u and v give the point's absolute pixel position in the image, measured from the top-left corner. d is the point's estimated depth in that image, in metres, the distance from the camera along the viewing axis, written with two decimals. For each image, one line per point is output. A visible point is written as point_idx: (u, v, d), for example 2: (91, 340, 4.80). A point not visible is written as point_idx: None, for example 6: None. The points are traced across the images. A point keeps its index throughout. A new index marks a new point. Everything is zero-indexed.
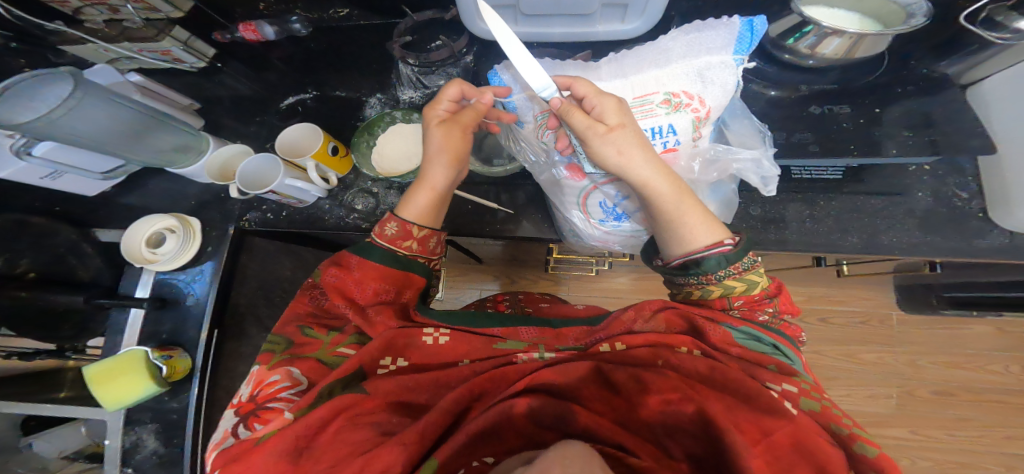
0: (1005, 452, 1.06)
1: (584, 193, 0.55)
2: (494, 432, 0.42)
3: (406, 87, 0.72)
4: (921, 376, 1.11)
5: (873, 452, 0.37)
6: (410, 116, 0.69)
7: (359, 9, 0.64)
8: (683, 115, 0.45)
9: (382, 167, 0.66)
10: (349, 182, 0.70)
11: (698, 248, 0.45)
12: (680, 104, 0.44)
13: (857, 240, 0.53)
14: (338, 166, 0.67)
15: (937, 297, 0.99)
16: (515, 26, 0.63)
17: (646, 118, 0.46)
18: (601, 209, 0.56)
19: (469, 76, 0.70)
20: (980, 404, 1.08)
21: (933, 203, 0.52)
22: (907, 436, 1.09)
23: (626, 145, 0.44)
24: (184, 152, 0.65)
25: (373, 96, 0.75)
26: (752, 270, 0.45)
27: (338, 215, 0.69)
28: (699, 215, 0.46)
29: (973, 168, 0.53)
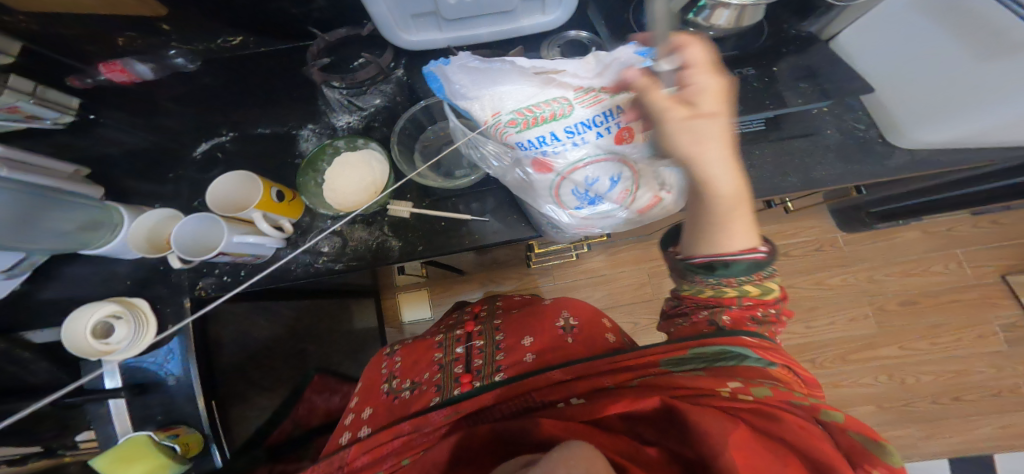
0: (974, 347, 1.18)
1: (553, 186, 0.52)
2: (465, 458, 0.45)
3: (340, 113, 0.71)
4: (881, 290, 1.22)
5: (839, 417, 0.40)
6: (354, 144, 0.68)
7: (254, 35, 0.68)
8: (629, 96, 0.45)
9: (336, 204, 0.66)
10: (305, 225, 0.69)
11: (728, 252, 0.48)
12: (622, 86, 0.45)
13: (793, 181, 0.58)
14: (289, 211, 0.65)
15: (866, 214, 1.08)
16: (441, 32, 0.65)
17: (595, 107, 0.45)
18: (573, 196, 0.54)
19: (403, 91, 0.72)
20: (931, 304, 1.21)
21: (841, 137, 0.58)
22: (896, 352, 1.19)
23: (716, 163, 0.45)
24: (97, 227, 0.60)
25: (305, 128, 0.72)
26: (769, 277, 0.49)
27: (304, 263, 0.68)
28: (743, 220, 0.48)
29: (861, 105, 0.58)
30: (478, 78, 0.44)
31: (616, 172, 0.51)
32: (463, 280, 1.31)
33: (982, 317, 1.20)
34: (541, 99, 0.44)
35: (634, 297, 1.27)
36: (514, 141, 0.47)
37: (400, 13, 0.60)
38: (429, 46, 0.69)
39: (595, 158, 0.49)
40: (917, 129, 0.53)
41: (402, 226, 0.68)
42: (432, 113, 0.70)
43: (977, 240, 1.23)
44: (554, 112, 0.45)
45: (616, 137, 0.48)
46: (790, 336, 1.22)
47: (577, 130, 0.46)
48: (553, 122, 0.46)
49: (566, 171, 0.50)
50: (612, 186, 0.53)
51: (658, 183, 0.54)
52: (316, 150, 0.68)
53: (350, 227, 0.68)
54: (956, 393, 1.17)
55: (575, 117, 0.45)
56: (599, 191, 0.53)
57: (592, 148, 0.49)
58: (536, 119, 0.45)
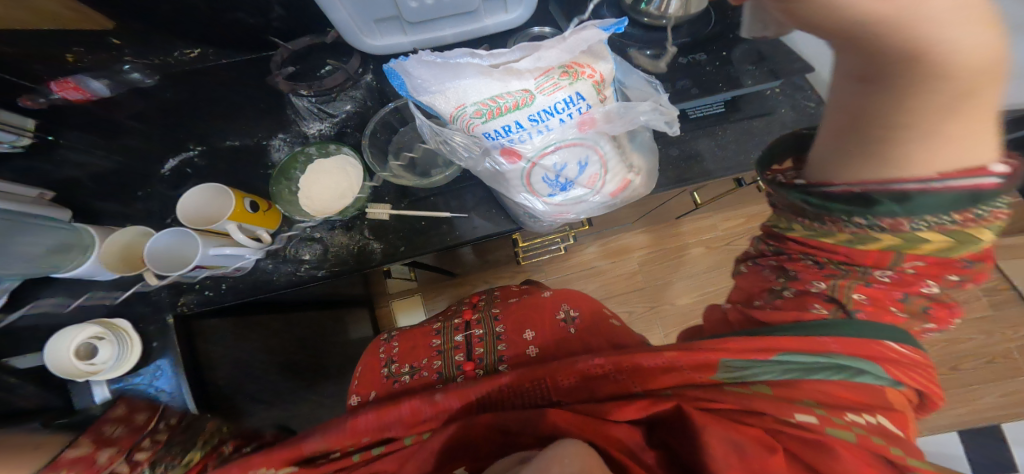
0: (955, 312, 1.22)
1: (524, 174, 0.53)
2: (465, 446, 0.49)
3: (311, 120, 0.72)
4: None
5: None
6: (326, 149, 0.70)
7: (213, 47, 0.71)
8: (584, 83, 0.46)
9: (312, 210, 0.67)
10: (283, 234, 0.70)
11: (897, 180, 0.32)
12: (577, 74, 0.46)
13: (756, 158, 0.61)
14: (265, 222, 0.66)
15: None
16: (406, 35, 0.66)
17: (554, 93, 0.45)
18: (545, 183, 0.55)
19: (373, 95, 0.73)
20: None
21: (795, 115, 0.61)
22: None
23: (945, 20, 0.26)
24: (66, 250, 0.58)
25: (274, 137, 0.72)
26: (985, 222, 0.32)
27: (287, 272, 0.68)
28: (981, 121, 0.30)
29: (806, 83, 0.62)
30: (439, 72, 0.44)
31: (583, 157, 0.52)
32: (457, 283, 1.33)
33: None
34: (503, 90, 0.44)
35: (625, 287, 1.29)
36: (480, 131, 0.48)
37: (362, 18, 0.61)
38: (396, 50, 0.70)
39: (561, 144, 0.50)
40: None
41: (381, 228, 0.69)
42: (404, 115, 0.71)
43: None
44: (516, 102, 0.45)
45: (580, 123, 0.49)
46: None
47: (540, 118, 0.47)
48: (517, 111, 0.46)
49: (536, 157, 0.51)
50: (579, 172, 0.54)
51: (626, 165, 0.56)
52: (289, 158, 0.69)
53: (330, 233, 0.69)
54: (942, 360, 1.20)
55: (536, 106, 0.46)
56: (568, 177, 0.54)
57: (556, 135, 0.49)
58: (500, 110, 0.46)
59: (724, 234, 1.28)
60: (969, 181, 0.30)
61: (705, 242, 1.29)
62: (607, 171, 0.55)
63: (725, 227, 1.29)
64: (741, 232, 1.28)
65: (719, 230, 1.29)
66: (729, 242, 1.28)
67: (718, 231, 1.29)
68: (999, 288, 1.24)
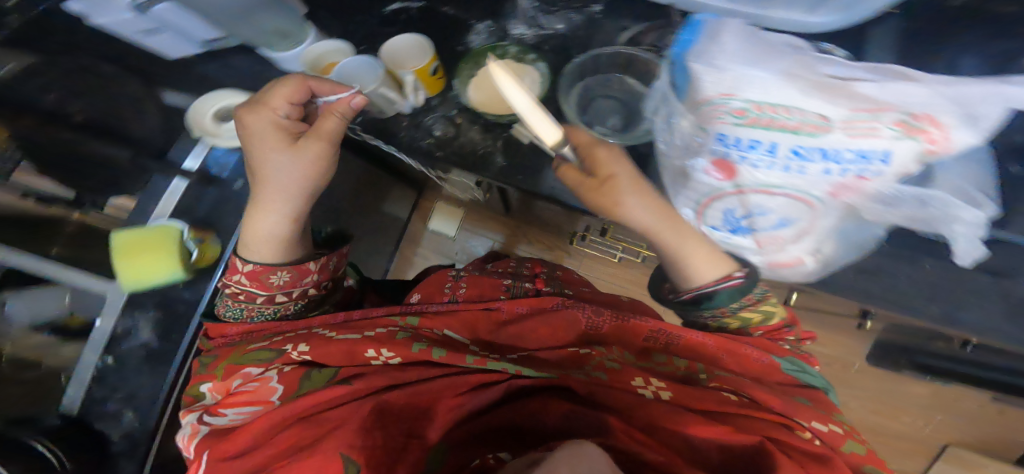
0: None
1: (718, 193, 0.52)
2: (498, 429, 0.53)
3: (519, 22, 0.69)
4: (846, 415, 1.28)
5: None
6: (524, 56, 0.68)
7: None
8: (912, 143, 0.38)
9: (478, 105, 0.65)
10: (431, 104, 0.68)
11: (709, 283, 0.63)
12: (912, 130, 0.37)
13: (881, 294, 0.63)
14: (430, 86, 0.65)
15: None
16: None
17: (855, 139, 0.39)
18: (724, 215, 0.55)
19: (588, 27, 0.70)
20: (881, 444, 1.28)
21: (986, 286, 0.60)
22: None
23: (684, 236, 0.61)
24: (280, 36, 0.65)
25: (480, 21, 0.70)
26: (764, 300, 0.68)
27: (413, 136, 0.68)
28: (704, 257, 0.62)
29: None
30: (755, 48, 0.41)
31: (790, 216, 0.51)
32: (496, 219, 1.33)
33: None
34: (800, 103, 0.39)
35: None
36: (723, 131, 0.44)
37: None
38: None
39: (789, 192, 0.47)
40: None
41: (514, 147, 0.67)
42: (603, 64, 0.68)
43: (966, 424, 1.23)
44: (799, 123, 0.40)
45: (840, 180, 0.44)
46: None
47: (807, 154, 0.42)
48: (792, 136, 0.41)
49: (746, 188, 0.49)
50: (773, 223, 0.53)
51: (809, 246, 0.55)
52: (487, 44, 0.68)
53: (456, 125, 0.68)
54: None
55: (821, 139, 0.40)
56: (757, 222, 0.53)
57: (799, 180, 0.45)
58: (760, 120, 0.41)
59: None
60: (726, 284, 0.62)
61: None
62: (796, 240, 0.54)
63: None
64: None
65: None
66: None
67: None
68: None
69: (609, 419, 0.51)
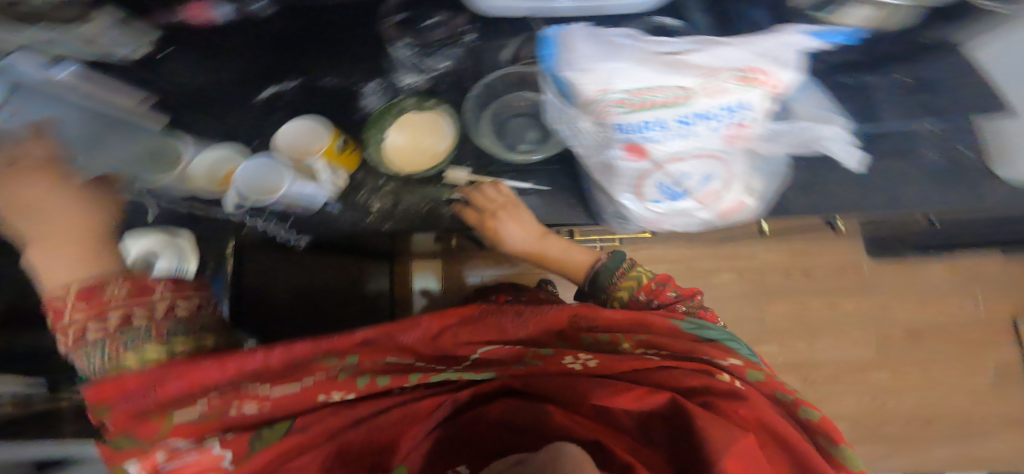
0: (969, 386, 1.23)
1: (642, 174, 0.50)
2: (469, 439, 0.54)
3: (405, 72, 0.68)
4: (886, 315, 1.24)
5: (817, 416, 0.44)
6: (426, 103, 0.68)
7: None
8: (757, 92, 0.40)
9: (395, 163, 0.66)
10: (358, 180, 0.67)
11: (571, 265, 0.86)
12: (752, 80, 0.39)
13: (846, 201, 0.62)
14: (345, 164, 0.63)
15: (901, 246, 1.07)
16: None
17: (714, 97, 0.40)
18: (658, 188, 0.53)
19: (473, 56, 0.70)
20: (939, 340, 1.24)
21: (934, 163, 0.60)
22: (887, 377, 1.24)
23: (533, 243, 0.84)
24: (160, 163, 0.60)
25: (369, 83, 0.68)
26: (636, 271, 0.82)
27: (353, 217, 0.67)
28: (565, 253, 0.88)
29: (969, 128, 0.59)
30: (607, 48, 0.42)
31: (710, 170, 0.50)
32: (470, 256, 1.37)
33: (973, 354, 1.24)
34: (662, 81, 0.40)
35: None
36: (614, 122, 0.43)
37: None
38: (508, 13, 0.66)
39: (700, 152, 0.48)
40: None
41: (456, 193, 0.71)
42: (497, 88, 0.71)
43: (992, 282, 1.23)
44: (669, 98, 0.41)
45: (728, 133, 0.45)
46: (777, 351, 1.25)
47: (690, 119, 0.42)
48: (667, 109, 0.41)
49: (664, 160, 0.48)
50: (697, 182, 0.51)
51: (743, 187, 0.54)
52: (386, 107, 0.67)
53: (392, 193, 0.68)
54: (921, 412, 1.23)
55: (690, 107, 0.41)
56: (687, 186, 0.52)
57: (701, 141, 0.46)
58: (646, 103, 0.41)
59: (762, 263, 1.26)
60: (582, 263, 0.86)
61: (740, 269, 1.26)
62: (728, 185, 0.53)
63: (764, 258, 1.26)
64: (781, 266, 1.26)
65: (757, 259, 1.26)
66: (763, 274, 1.26)
67: (755, 260, 1.26)
68: (1009, 364, 1.23)
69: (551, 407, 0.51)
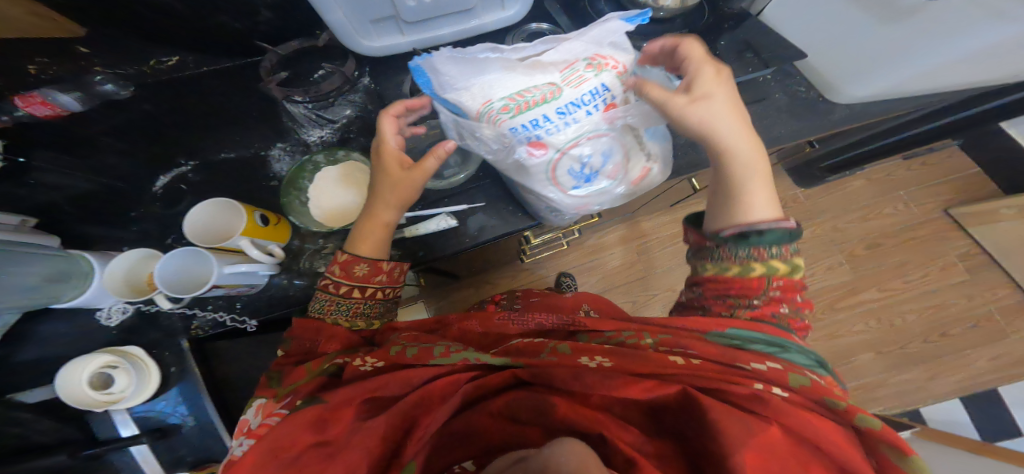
0: (950, 281, 1.25)
1: (548, 170, 0.43)
2: (466, 435, 0.45)
3: (310, 127, 0.71)
4: (847, 237, 1.28)
5: (876, 423, 0.37)
6: (335, 157, 0.60)
7: (192, 54, 0.66)
8: (611, 73, 0.39)
9: (325, 221, 0.59)
10: (296, 249, 0.61)
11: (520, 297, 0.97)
12: (603, 65, 0.38)
13: (757, 144, 0.63)
14: (277, 235, 0.58)
15: (818, 169, 1.15)
16: (402, 35, 0.68)
17: (581, 87, 0.38)
18: (568, 178, 0.44)
19: (373, 98, 0.73)
20: (903, 245, 1.27)
21: (787, 99, 0.65)
22: (875, 295, 1.25)
23: None
24: (60, 282, 0.54)
25: (274, 146, 0.71)
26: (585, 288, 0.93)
27: (302, 286, 0.61)
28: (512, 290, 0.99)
29: (796, 70, 0.66)
30: (465, 68, 0.38)
31: (609, 146, 0.43)
32: (456, 288, 1.32)
33: (940, 252, 1.27)
34: (529, 82, 0.37)
35: (627, 277, 1.31)
36: (506, 129, 0.39)
37: (358, 19, 0.62)
38: (391, 50, 0.70)
39: (589, 134, 0.41)
40: (850, 84, 0.62)
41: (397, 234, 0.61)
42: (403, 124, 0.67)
43: (912, 181, 1.31)
44: (543, 96, 0.38)
45: (606, 113, 0.41)
46: None
47: (569, 111, 0.39)
48: (545, 105, 0.38)
49: (564, 147, 0.41)
50: (610, 167, 0.44)
51: (645, 152, 0.47)
52: (292, 169, 0.59)
53: (331, 254, 0.61)
54: (926, 328, 1.23)
55: (565, 98, 0.38)
56: (593, 168, 0.44)
57: (586, 126, 0.40)
58: (528, 104, 0.38)
59: None
60: None
61: None
62: (630, 158, 0.45)
63: None
64: None
65: None
66: None
67: None
68: (970, 254, 1.26)
69: (557, 399, 0.43)
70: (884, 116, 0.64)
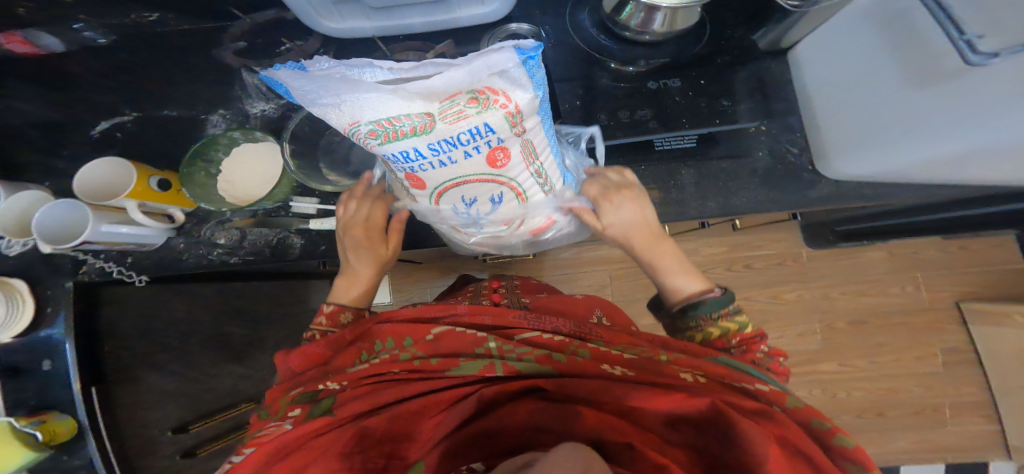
0: (919, 371, 1.12)
1: (432, 201, 0.42)
2: (483, 439, 0.40)
3: (255, 99, 0.65)
4: (834, 307, 1.14)
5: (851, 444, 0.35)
6: (251, 135, 0.56)
7: (172, 12, 0.55)
8: (497, 112, 0.34)
9: (229, 195, 0.56)
10: (203, 214, 0.59)
11: None
12: (487, 103, 0.34)
13: (711, 206, 0.57)
14: (177, 201, 0.56)
15: (832, 232, 0.98)
16: (369, 20, 0.60)
17: (459, 125, 0.34)
18: (453, 212, 0.43)
19: None
20: (893, 328, 1.13)
21: (770, 161, 0.58)
22: (838, 369, 1.13)
23: None
24: None
25: (215, 113, 0.66)
26: None
27: (197, 255, 0.58)
28: None
29: (801, 124, 0.59)
30: (327, 82, 0.33)
31: (495, 191, 0.41)
32: (408, 273, 1.20)
33: (927, 340, 1.13)
34: (397, 110, 0.32)
35: None
36: (378, 153, 0.36)
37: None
38: (355, 34, 0.63)
39: (470, 177, 0.39)
40: (845, 155, 0.53)
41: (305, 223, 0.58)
42: None
43: (937, 264, 1.14)
44: (415, 127, 0.34)
45: (489, 158, 0.38)
46: None
47: (443, 148, 0.35)
48: (416, 138, 0.34)
49: (441, 186, 0.39)
50: (493, 206, 0.43)
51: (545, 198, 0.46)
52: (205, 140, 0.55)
53: (234, 229, 0.58)
54: (867, 404, 1.12)
55: (441, 135, 0.34)
56: (479, 209, 0.43)
57: (467, 168, 0.38)
58: (398, 133, 0.34)
59: (704, 261, 1.15)
60: None
61: None
62: (525, 204, 0.44)
63: (706, 253, 1.14)
64: (722, 260, 1.15)
65: (697, 256, 1.15)
66: (706, 270, 1.14)
67: (697, 256, 1.15)
68: (960, 351, 1.12)
69: (581, 408, 0.39)
70: (865, 203, 0.57)
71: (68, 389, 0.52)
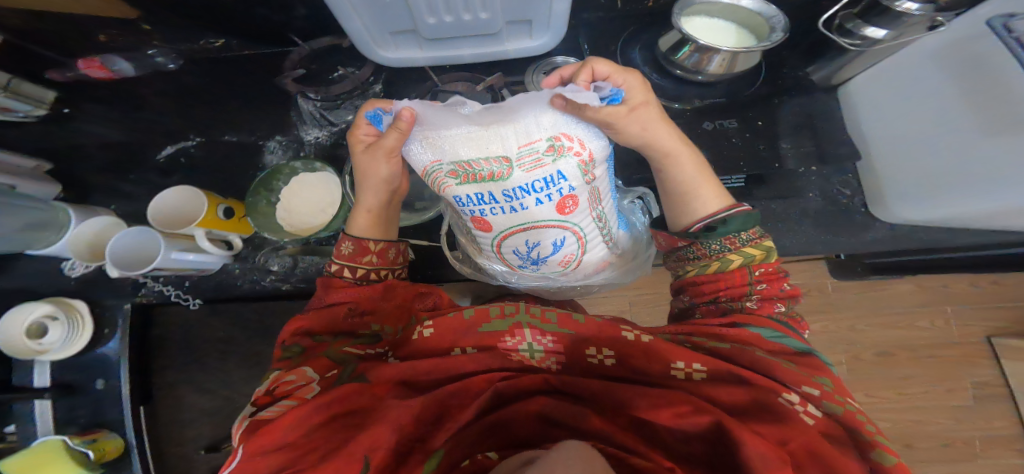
0: (953, 405, 1.04)
1: (494, 244, 0.42)
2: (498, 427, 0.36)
3: (310, 127, 0.65)
4: (860, 339, 1.07)
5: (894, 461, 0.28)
6: (312, 166, 0.57)
7: (237, 38, 0.63)
8: (570, 160, 0.35)
9: (286, 224, 0.55)
10: (257, 241, 0.60)
11: None
12: (562, 149, 0.34)
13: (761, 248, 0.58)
14: (237, 228, 0.56)
15: (860, 266, 0.96)
16: (421, 51, 0.61)
17: (535, 172, 0.34)
18: (514, 256, 0.43)
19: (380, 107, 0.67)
20: (925, 362, 1.06)
21: (822, 202, 0.59)
22: (861, 400, 1.06)
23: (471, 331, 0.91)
24: (37, 227, 0.51)
25: (272, 139, 0.66)
26: None
27: (252, 280, 0.59)
28: None
29: (854, 169, 0.59)
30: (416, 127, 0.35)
31: (559, 236, 0.41)
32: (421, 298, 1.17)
33: (957, 376, 1.05)
34: (480, 154, 0.34)
35: None
36: (451, 194, 0.37)
37: (378, 29, 0.55)
38: (408, 62, 0.64)
39: (537, 223, 0.38)
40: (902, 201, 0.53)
41: None
42: None
43: (969, 298, 1.08)
44: (492, 172, 0.34)
45: (560, 205, 0.38)
46: None
47: (517, 194, 0.36)
48: (493, 183, 0.35)
49: (507, 230, 0.39)
50: (555, 251, 0.42)
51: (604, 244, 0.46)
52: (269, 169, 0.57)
53: (287, 256, 0.59)
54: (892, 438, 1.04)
55: (515, 181, 0.35)
56: (541, 254, 0.42)
57: (537, 214, 0.38)
58: (476, 176, 0.35)
59: None
60: None
61: None
62: (587, 248, 0.44)
63: None
64: None
65: None
66: None
67: None
68: (988, 384, 1.05)
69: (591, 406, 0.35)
70: (919, 246, 0.57)
71: (119, 407, 0.54)
